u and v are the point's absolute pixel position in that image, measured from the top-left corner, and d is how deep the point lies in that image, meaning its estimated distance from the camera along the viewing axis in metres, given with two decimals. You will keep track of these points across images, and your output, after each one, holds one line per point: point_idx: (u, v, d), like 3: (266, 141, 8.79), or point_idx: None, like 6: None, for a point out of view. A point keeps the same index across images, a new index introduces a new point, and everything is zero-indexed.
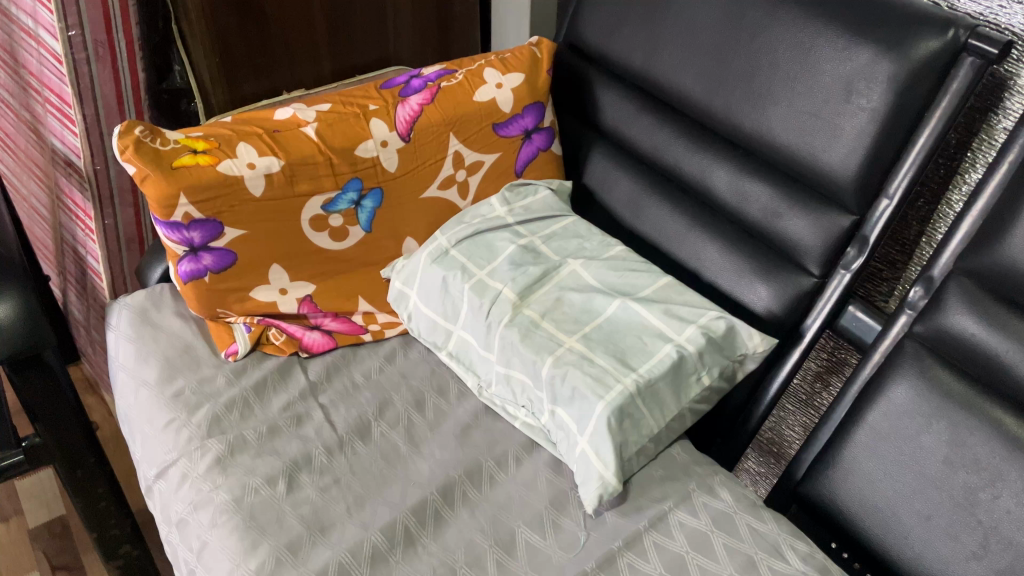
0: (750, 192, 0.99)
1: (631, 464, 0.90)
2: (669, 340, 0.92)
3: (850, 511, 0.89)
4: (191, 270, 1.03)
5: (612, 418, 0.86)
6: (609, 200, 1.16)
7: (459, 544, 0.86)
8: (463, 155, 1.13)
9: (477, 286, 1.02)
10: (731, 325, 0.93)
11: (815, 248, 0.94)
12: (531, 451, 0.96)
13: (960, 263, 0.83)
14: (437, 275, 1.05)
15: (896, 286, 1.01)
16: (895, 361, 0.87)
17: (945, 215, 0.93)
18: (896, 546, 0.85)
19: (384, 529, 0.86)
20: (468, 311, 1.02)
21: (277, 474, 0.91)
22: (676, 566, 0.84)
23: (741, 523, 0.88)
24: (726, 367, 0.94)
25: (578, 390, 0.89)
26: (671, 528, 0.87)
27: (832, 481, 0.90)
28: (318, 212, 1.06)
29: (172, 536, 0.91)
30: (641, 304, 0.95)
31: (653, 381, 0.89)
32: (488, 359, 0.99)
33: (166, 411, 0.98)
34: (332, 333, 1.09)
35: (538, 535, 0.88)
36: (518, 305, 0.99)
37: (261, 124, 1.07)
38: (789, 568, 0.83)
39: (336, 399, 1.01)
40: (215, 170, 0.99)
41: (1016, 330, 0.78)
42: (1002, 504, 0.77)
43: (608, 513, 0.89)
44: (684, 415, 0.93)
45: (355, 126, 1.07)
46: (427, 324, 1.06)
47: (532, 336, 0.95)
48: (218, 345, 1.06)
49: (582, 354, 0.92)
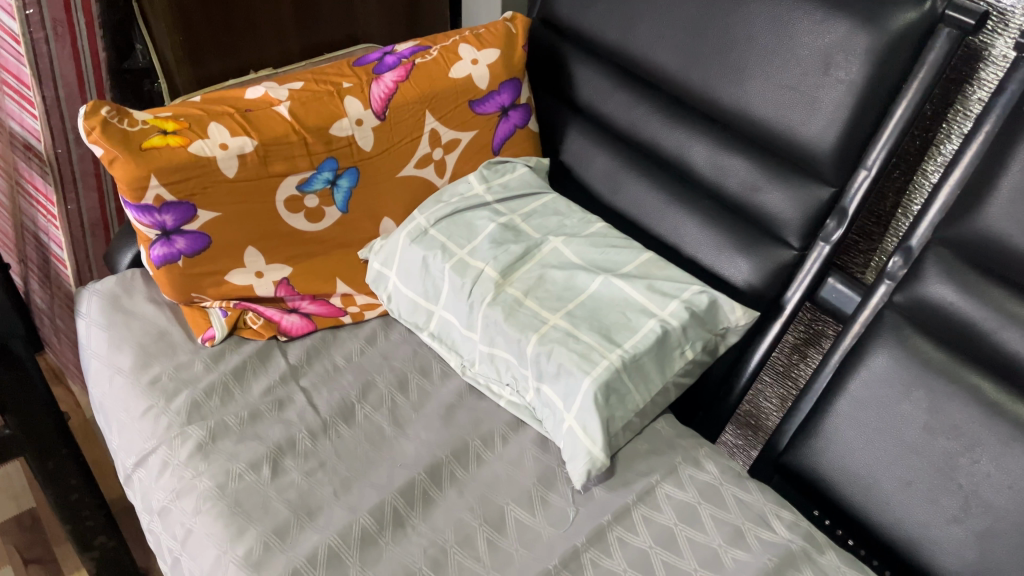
0: (729, 166, 0.99)
1: (617, 440, 0.90)
2: (654, 315, 0.92)
3: (833, 479, 0.91)
4: (164, 254, 1.00)
5: (599, 394, 0.87)
6: (587, 176, 1.16)
7: (448, 524, 0.86)
8: (440, 133, 1.11)
9: (458, 265, 1.01)
10: (713, 299, 0.93)
11: (794, 221, 0.95)
12: (517, 429, 0.96)
13: (937, 234, 0.85)
14: (417, 255, 1.04)
15: (872, 258, 1.02)
16: (875, 331, 0.89)
17: (920, 186, 0.95)
18: (879, 513, 0.87)
19: (373, 512, 0.86)
20: (449, 291, 1.01)
21: (260, 459, 0.90)
22: (666, 539, 0.85)
23: (728, 494, 0.89)
24: (708, 340, 0.94)
25: (564, 367, 0.89)
26: (659, 501, 0.88)
27: (815, 450, 0.92)
28: (293, 192, 1.05)
29: (155, 525, 0.90)
30: (623, 280, 0.95)
31: (639, 356, 0.89)
32: (471, 338, 0.99)
33: (143, 399, 0.96)
34: (311, 316, 1.07)
35: (527, 512, 0.88)
36: (500, 283, 0.98)
37: (232, 103, 1.04)
38: (776, 537, 0.84)
39: (318, 382, 1.00)
40: (187, 151, 0.96)
41: (992, 298, 0.80)
42: (981, 468, 0.79)
43: (596, 488, 0.89)
44: (669, 389, 0.94)
45: (329, 104, 1.05)
46: (408, 305, 1.05)
47: (516, 314, 0.95)
48: (193, 330, 1.04)
49: (566, 331, 0.92)
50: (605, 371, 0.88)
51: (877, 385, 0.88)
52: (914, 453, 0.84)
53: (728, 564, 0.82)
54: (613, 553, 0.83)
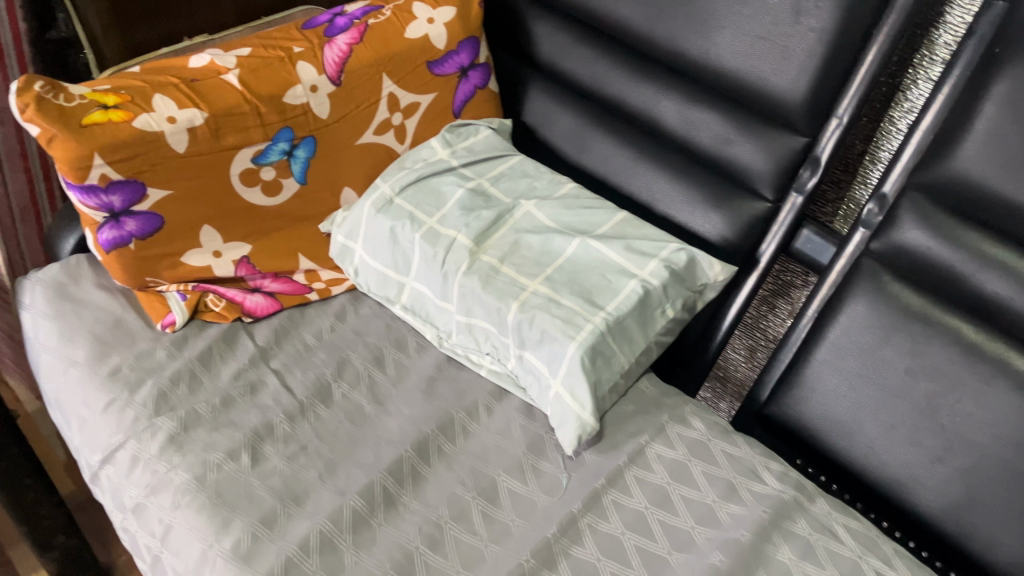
0: (699, 121, 0.98)
1: (604, 403, 0.89)
2: (634, 275, 0.91)
3: (816, 427, 0.92)
4: (113, 238, 0.94)
5: (585, 358, 0.85)
6: (551, 136, 1.13)
7: (441, 499, 0.84)
8: (398, 97, 1.07)
9: (428, 234, 0.98)
10: (692, 256, 0.93)
11: (767, 173, 0.94)
12: (501, 398, 0.94)
13: (912, 180, 0.85)
14: (384, 225, 1.00)
15: (840, 207, 1.03)
16: (852, 279, 0.90)
17: (888, 133, 0.95)
18: (863, 457, 0.89)
19: (363, 493, 0.83)
20: (421, 261, 0.98)
21: (238, 447, 0.86)
22: (660, 499, 0.85)
23: (716, 450, 0.90)
24: (688, 298, 0.93)
25: (548, 333, 0.87)
26: (650, 461, 0.88)
27: (798, 400, 0.93)
28: (247, 165, 0.99)
29: (129, 523, 0.85)
30: (600, 241, 0.94)
31: (622, 318, 0.88)
32: (446, 309, 0.96)
33: (104, 393, 0.90)
34: (275, 295, 1.03)
35: (520, 482, 0.87)
36: (474, 251, 0.95)
37: (176, 73, 0.98)
38: (767, 489, 0.86)
39: (290, 363, 0.96)
40: (131, 126, 0.90)
41: (967, 242, 0.81)
42: (963, 408, 0.81)
43: (587, 453, 0.89)
44: (652, 349, 0.93)
45: (280, 70, 0.99)
46: (377, 278, 1.02)
47: (493, 281, 0.92)
48: (151, 316, 0.98)
49: (547, 296, 0.90)
50: (590, 334, 0.86)
51: (858, 331, 0.89)
52: (897, 397, 0.85)
53: (725, 519, 0.83)
54: (610, 516, 0.84)
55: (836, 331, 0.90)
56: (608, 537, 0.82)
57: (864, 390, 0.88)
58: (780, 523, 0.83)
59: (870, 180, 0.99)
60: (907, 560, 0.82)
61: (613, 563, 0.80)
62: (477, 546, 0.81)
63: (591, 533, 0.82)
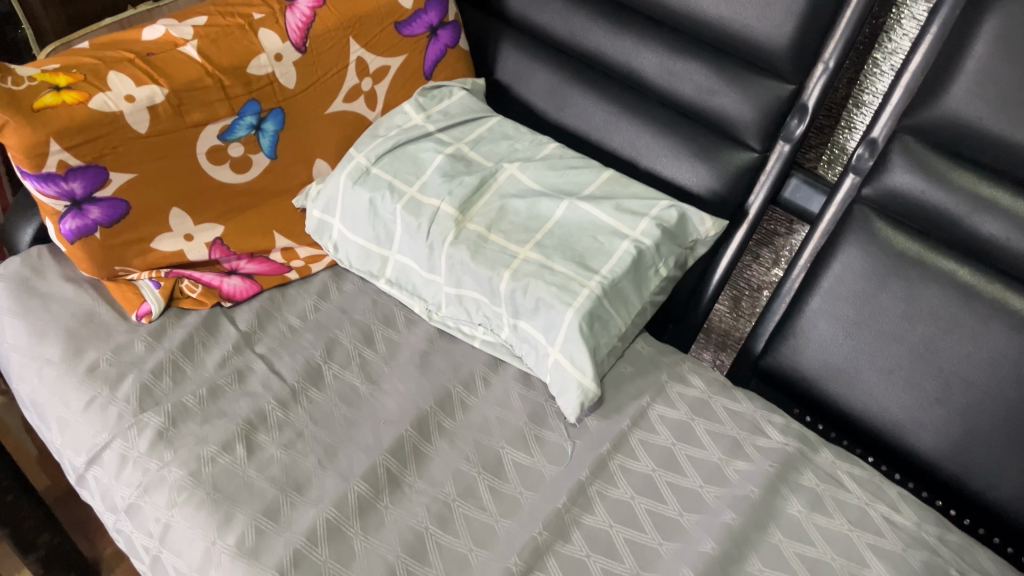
0: (681, 72, 0.94)
1: (604, 367, 0.88)
2: (626, 236, 0.89)
3: (813, 375, 0.92)
4: (77, 227, 0.89)
5: (583, 324, 0.83)
6: (527, 94, 1.10)
7: (446, 476, 0.83)
8: (367, 61, 1.03)
9: (410, 205, 0.94)
10: (682, 212, 0.91)
11: (752, 122, 0.91)
12: (497, 369, 0.93)
13: (903, 124, 0.84)
14: (363, 197, 0.96)
15: (824, 151, 1.02)
16: (844, 228, 0.89)
17: (872, 75, 0.94)
18: (861, 403, 0.88)
19: (366, 478, 0.81)
20: (404, 233, 0.94)
21: (232, 438, 0.83)
22: (666, 460, 0.85)
23: (718, 407, 0.90)
24: (679, 255, 0.92)
25: (543, 301, 0.85)
26: (654, 423, 0.88)
27: (794, 349, 0.93)
28: (214, 142, 0.94)
29: (124, 524, 0.82)
30: (589, 202, 0.91)
31: (618, 281, 0.86)
32: (435, 281, 0.94)
33: (83, 391, 0.86)
34: (253, 276, 0.99)
35: (524, 453, 0.85)
36: (460, 220, 0.92)
37: (130, 47, 0.92)
38: (771, 443, 0.87)
39: (276, 346, 0.93)
40: (87, 107, 0.84)
41: (963, 185, 0.80)
42: (961, 349, 0.81)
43: (590, 419, 0.88)
44: (647, 309, 0.92)
45: (241, 39, 0.94)
46: (359, 252, 0.98)
47: (482, 250, 0.90)
48: (125, 306, 0.94)
49: (540, 262, 0.87)
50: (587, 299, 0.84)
51: (853, 279, 0.88)
52: (897, 342, 0.85)
53: (733, 476, 0.83)
54: (619, 482, 0.83)
55: (831, 280, 0.89)
56: (619, 503, 0.82)
57: (858, 338, 0.88)
58: (787, 476, 0.84)
59: (855, 124, 0.97)
60: (912, 503, 0.83)
61: (626, 528, 0.80)
62: (488, 522, 0.80)
63: (601, 500, 0.82)
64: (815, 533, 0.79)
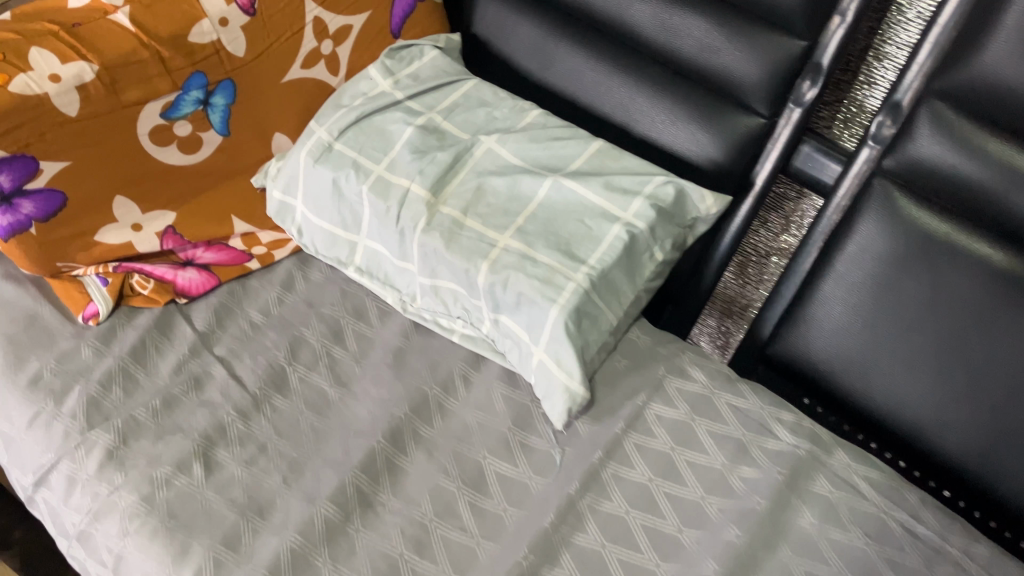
0: (679, 26, 0.82)
1: (595, 365, 0.80)
2: (618, 219, 0.79)
3: (827, 365, 0.83)
4: (10, 224, 0.79)
5: (570, 322, 0.74)
6: (508, 50, 0.98)
7: (423, 492, 0.76)
8: (325, 22, 0.93)
9: (377, 186, 0.85)
10: (680, 189, 0.81)
11: (760, 84, 0.80)
12: (478, 366, 0.85)
13: (933, 85, 0.72)
14: (327, 178, 0.87)
15: (840, 110, 0.90)
16: (862, 205, 0.79)
17: (896, 25, 0.81)
18: (881, 396, 0.80)
19: (335, 499, 0.74)
20: (372, 217, 0.85)
21: (188, 457, 0.76)
22: (665, 467, 0.78)
23: (721, 404, 0.82)
24: (677, 236, 0.83)
25: (525, 296, 0.76)
26: (650, 425, 0.81)
27: (806, 336, 0.83)
28: (158, 122, 0.84)
29: (76, 551, 0.76)
30: (576, 181, 0.81)
31: (609, 271, 0.77)
32: (408, 270, 0.85)
33: (26, 406, 0.79)
34: (210, 267, 0.90)
35: (509, 463, 0.78)
36: (433, 202, 0.83)
37: (54, 17, 0.81)
38: (780, 445, 0.79)
39: (237, 348, 0.85)
40: (7, 91, 0.73)
41: (995, 154, 0.69)
42: (993, 345, 0.71)
43: (579, 423, 0.80)
44: (642, 298, 0.83)
45: (180, 3, 0.83)
46: (325, 238, 0.89)
47: (457, 238, 0.80)
48: (70, 307, 0.86)
49: (521, 251, 0.78)
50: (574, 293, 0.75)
51: (871, 258, 0.78)
52: (921, 331, 0.76)
53: (737, 485, 0.76)
54: (612, 494, 0.76)
55: (847, 260, 0.80)
56: (612, 518, 0.75)
57: (875, 324, 0.78)
58: (797, 485, 0.77)
59: (878, 80, 0.85)
60: (934, 509, 0.76)
61: (619, 547, 0.73)
62: (468, 545, 0.73)
63: (592, 514, 0.75)
64: (828, 548, 0.72)
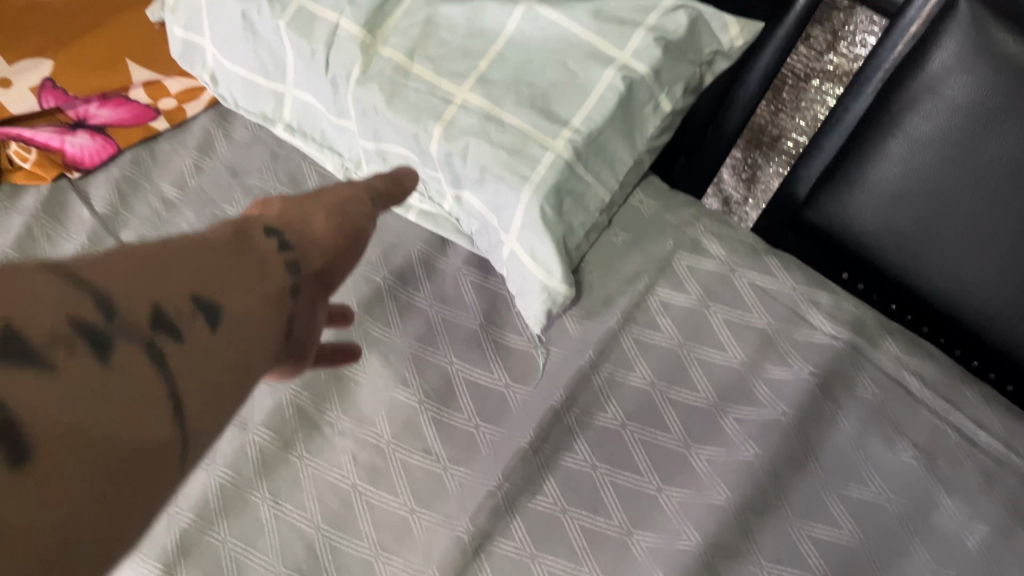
0: None
1: (582, 248, 0.65)
2: (611, 64, 0.60)
3: (874, 237, 0.67)
4: None
5: (546, 205, 0.59)
6: None
7: (378, 408, 0.64)
8: None
9: (298, 22, 0.65)
10: (695, 17, 0.61)
11: None
12: (445, 251, 0.70)
13: None
14: (233, 11, 0.66)
15: None
16: (941, 32, 0.58)
17: None
18: (939, 277, 0.65)
19: (270, 424, 0.63)
20: (296, 64, 0.66)
21: None
22: (672, 369, 0.64)
23: (743, 284, 0.66)
24: (692, 77, 0.63)
25: (488, 170, 0.60)
26: (654, 317, 0.66)
27: (849, 201, 0.67)
28: None
29: None
30: (557, 8, 0.60)
31: (596, 136, 0.60)
32: (348, 130, 0.67)
33: None
34: (106, 129, 0.73)
35: (481, 369, 0.65)
36: (370, 43, 0.63)
37: None
38: (814, 336, 0.64)
39: (147, 234, 0.69)
40: None
41: None
42: None
43: (568, 324, 0.66)
44: (643, 161, 0.66)
45: None
46: (245, 88, 0.71)
47: (402, 93, 0.62)
48: None
49: (484, 113, 0.60)
50: (549, 168, 0.59)
51: (937, 102, 0.59)
52: (993, 200, 0.58)
53: (761, 391, 0.62)
54: (606, 405, 0.63)
55: (905, 104, 0.61)
56: (605, 434, 0.62)
57: (934, 189, 0.62)
58: (836, 388, 0.62)
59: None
60: (1002, 409, 0.62)
61: (614, 471, 0.61)
62: (433, 473, 0.61)
63: (582, 431, 0.62)
64: (868, 466, 0.60)
